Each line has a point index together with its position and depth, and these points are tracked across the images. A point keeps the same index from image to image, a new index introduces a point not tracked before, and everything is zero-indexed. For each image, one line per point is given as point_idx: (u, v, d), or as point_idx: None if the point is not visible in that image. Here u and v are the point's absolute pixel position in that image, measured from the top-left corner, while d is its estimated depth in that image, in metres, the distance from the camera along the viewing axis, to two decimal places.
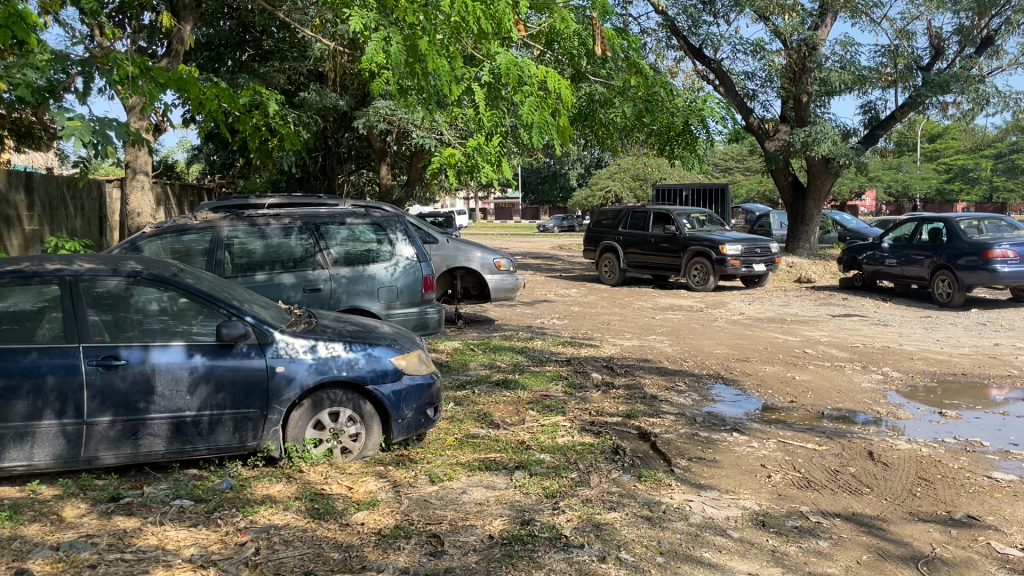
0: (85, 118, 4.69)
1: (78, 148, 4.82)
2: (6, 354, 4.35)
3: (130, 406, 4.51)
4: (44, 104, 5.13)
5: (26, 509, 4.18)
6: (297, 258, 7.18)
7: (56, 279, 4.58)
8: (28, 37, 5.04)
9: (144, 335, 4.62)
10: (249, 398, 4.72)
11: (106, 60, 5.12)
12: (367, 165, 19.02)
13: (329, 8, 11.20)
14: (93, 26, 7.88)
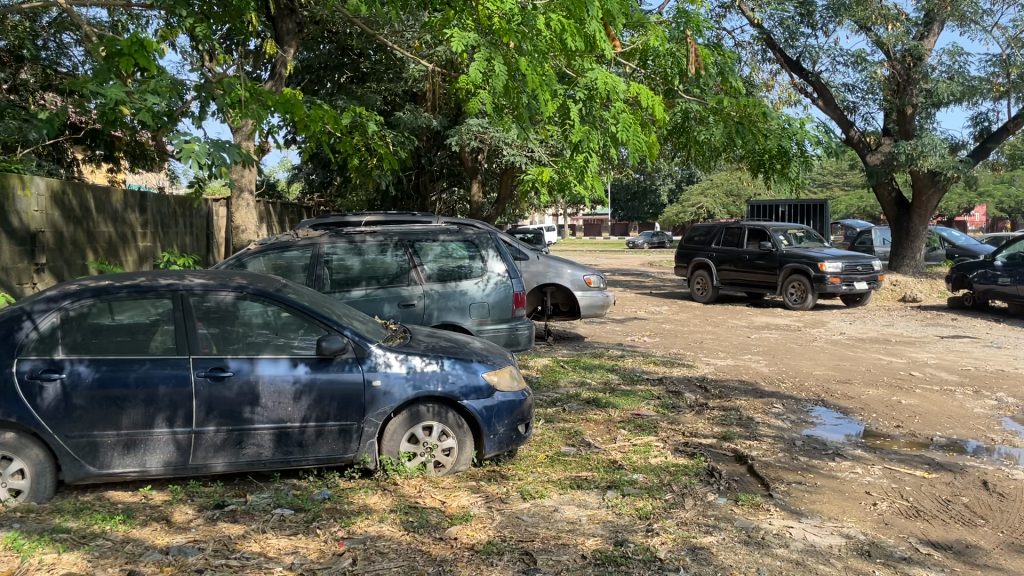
0: (202, 140, 4.93)
1: (194, 170, 5.05)
2: (122, 365, 4.59)
3: (236, 416, 4.68)
4: (163, 128, 5.40)
5: (138, 513, 4.39)
6: (393, 274, 7.33)
7: (169, 293, 4.81)
8: (149, 64, 5.30)
9: (248, 347, 4.81)
10: (347, 410, 4.84)
11: (219, 85, 5.34)
12: (459, 182, 19.32)
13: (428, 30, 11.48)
14: (205, 54, 8.30)
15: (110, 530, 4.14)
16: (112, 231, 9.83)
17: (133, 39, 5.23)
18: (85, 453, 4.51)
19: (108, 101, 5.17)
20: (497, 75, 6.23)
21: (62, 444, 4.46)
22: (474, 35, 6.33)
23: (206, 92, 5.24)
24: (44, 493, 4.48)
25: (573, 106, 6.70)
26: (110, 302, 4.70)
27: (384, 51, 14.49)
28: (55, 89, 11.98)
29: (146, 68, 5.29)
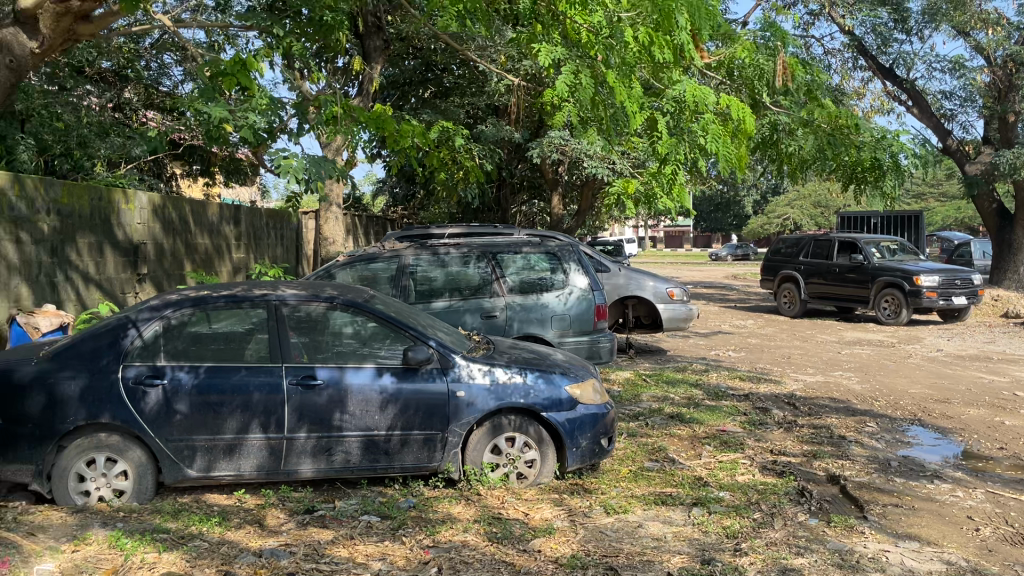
0: (300, 157, 5.10)
1: (292, 185, 5.22)
2: (219, 371, 4.77)
3: (325, 423, 4.80)
4: (264, 144, 5.61)
5: (233, 516, 4.55)
6: (475, 286, 7.40)
7: (263, 303, 4.98)
8: (250, 85, 5.27)
9: (337, 356, 4.93)
10: (432, 420, 4.91)
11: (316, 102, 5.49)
12: (540, 195, 19.39)
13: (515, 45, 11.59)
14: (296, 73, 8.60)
15: (207, 532, 4.29)
16: (208, 243, 10.25)
17: (235, 59, 5.23)
18: (184, 456, 4.70)
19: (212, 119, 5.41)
20: (585, 88, 6.28)
21: (163, 447, 4.66)
22: (562, 50, 6.47)
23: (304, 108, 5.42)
24: (146, 494, 4.67)
25: (659, 118, 6.63)
26: (207, 311, 4.89)
27: (467, 65, 14.68)
28: (157, 107, 12.58)
29: (248, 88, 5.29)
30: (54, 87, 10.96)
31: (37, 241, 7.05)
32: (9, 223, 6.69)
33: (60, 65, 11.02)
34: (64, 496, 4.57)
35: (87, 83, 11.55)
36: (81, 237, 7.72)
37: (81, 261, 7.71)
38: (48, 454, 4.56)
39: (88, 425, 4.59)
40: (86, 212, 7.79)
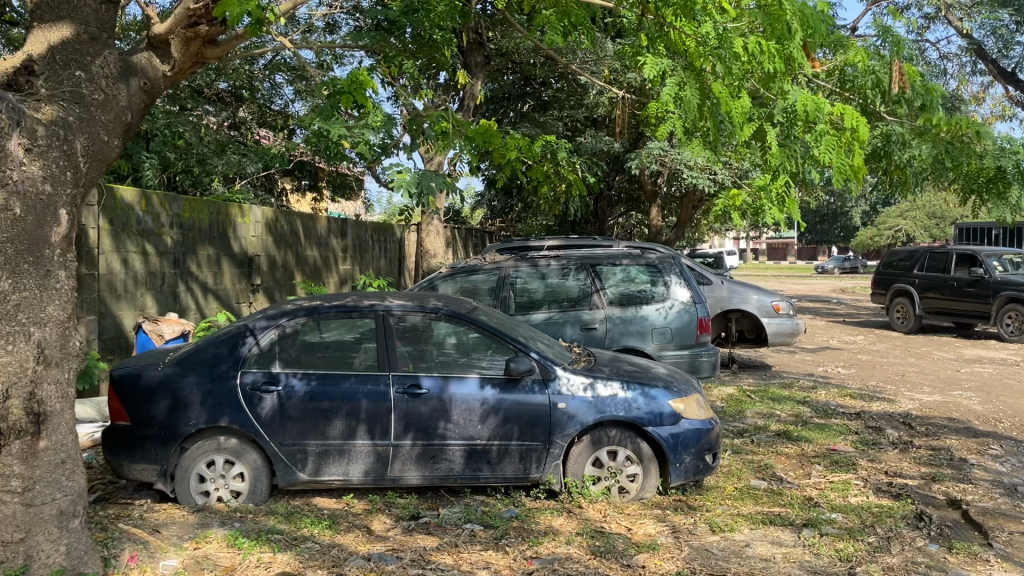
0: (412, 171, 5.23)
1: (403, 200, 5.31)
2: (330, 379, 4.93)
3: (429, 432, 4.89)
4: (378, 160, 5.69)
5: (342, 520, 4.69)
6: (575, 298, 7.40)
7: (371, 313, 5.13)
8: (366, 102, 5.54)
9: (441, 366, 5.03)
10: (534, 430, 4.93)
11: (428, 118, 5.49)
12: (638, 207, 19.25)
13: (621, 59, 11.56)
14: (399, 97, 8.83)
15: (318, 535, 4.44)
16: (317, 255, 10.62)
17: (353, 77, 5.51)
18: (296, 460, 4.87)
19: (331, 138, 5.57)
20: (689, 99, 6.21)
21: (277, 451, 4.84)
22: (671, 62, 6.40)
23: (416, 126, 5.51)
24: (261, 495, 4.86)
25: (770, 128, 6.41)
26: (319, 320, 5.08)
27: (566, 78, 14.74)
28: (269, 125, 13.14)
29: (364, 104, 5.52)
30: (176, 108, 11.60)
31: (162, 252, 7.47)
32: (137, 236, 7.12)
33: (181, 86, 11.66)
34: (185, 496, 4.81)
35: (205, 103, 12.16)
36: (201, 248, 8.13)
37: (201, 272, 8.12)
38: (172, 455, 4.81)
39: (209, 428, 4.82)
40: (206, 225, 8.20)
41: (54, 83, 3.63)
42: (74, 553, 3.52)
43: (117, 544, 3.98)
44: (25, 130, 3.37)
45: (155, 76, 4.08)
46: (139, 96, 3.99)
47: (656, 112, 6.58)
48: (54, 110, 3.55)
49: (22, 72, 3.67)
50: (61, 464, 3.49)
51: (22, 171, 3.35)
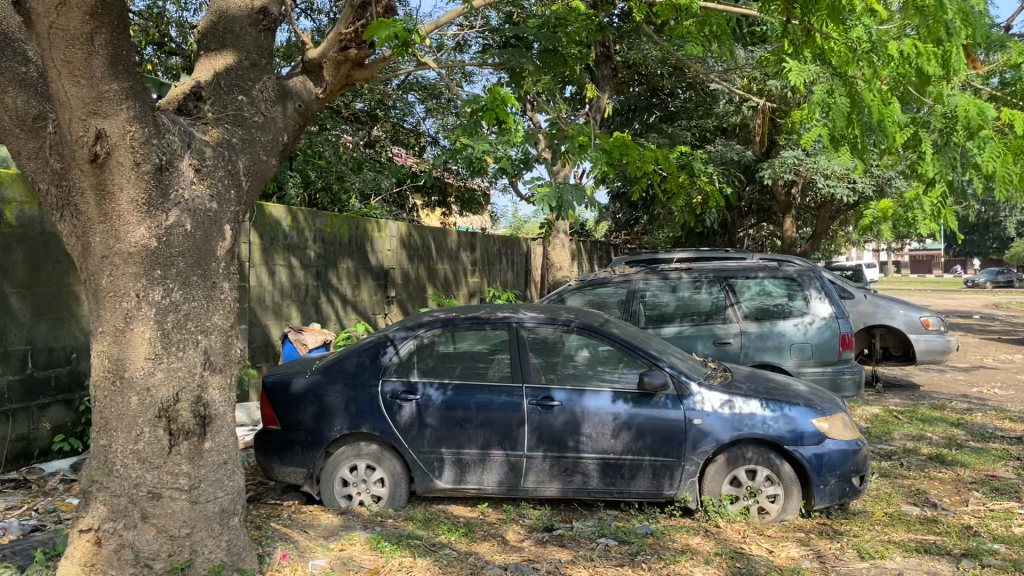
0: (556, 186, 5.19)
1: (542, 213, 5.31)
2: (465, 389, 5.04)
3: (562, 444, 4.91)
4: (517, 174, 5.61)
5: (477, 529, 4.76)
6: (707, 311, 7.26)
7: (504, 325, 5.22)
8: (507, 119, 5.19)
9: (573, 379, 5.04)
10: (668, 446, 4.86)
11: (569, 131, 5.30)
12: (769, 218, 18.72)
13: (760, 67, 11.22)
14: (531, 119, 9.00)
15: (455, 542, 4.53)
16: (448, 268, 10.90)
17: (493, 94, 5.15)
18: (433, 468, 4.98)
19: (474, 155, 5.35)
20: (839, 105, 5.72)
21: (415, 458, 4.97)
22: (817, 69, 6.09)
23: (557, 141, 5.34)
24: (399, 501, 4.99)
25: (925, 137, 5.97)
26: (453, 332, 5.21)
27: (695, 87, 14.55)
28: (402, 142, 13.60)
29: (507, 122, 5.19)
30: (316, 128, 12.19)
31: (305, 265, 7.85)
32: (284, 250, 7.52)
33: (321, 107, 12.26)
34: (329, 499, 5.00)
35: (343, 122, 12.74)
36: (341, 262, 8.50)
37: (341, 285, 8.49)
38: (317, 459, 5.02)
39: (351, 434, 5.01)
40: (346, 240, 8.57)
41: (220, 107, 3.90)
42: (233, 550, 3.74)
43: (270, 543, 4.19)
44: (195, 152, 3.66)
45: (309, 98, 4.30)
46: (294, 119, 4.23)
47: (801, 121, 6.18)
48: (220, 131, 3.83)
49: (191, 99, 3.93)
50: (223, 465, 3.71)
51: (193, 190, 3.61)
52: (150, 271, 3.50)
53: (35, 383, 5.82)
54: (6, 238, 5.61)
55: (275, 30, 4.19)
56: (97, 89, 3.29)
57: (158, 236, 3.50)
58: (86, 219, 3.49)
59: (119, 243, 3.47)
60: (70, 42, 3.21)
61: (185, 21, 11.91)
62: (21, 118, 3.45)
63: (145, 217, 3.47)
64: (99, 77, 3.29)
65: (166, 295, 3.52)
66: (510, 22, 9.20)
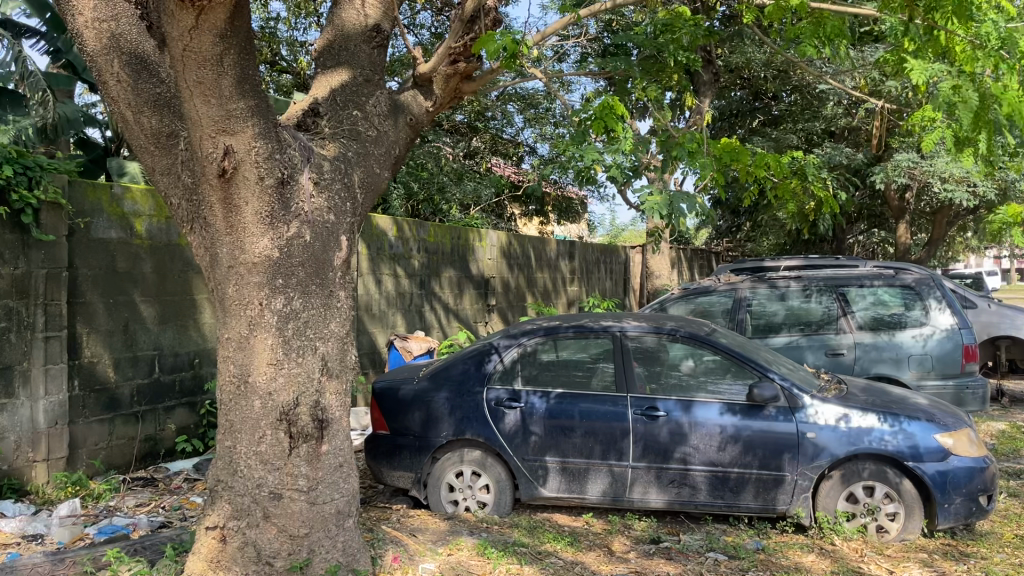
0: (667, 194, 5.12)
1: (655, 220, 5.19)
2: (568, 398, 5.04)
3: (668, 455, 4.84)
4: (627, 182, 5.53)
5: (583, 538, 4.75)
6: (819, 321, 7.04)
7: (608, 333, 5.20)
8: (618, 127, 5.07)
9: (679, 389, 4.97)
10: (779, 459, 4.73)
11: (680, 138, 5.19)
12: (881, 225, 17.99)
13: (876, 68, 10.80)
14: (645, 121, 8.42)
15: (560, 551, 4.53)
16: (547, 277, 10.96)
17: (602, 103, 5.03)
18: (538, 476, 5.00)
19: (584, 164, 5.32)
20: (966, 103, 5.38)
21: (519, 465, 5.00)
22: (942, 66, 5.79)
23: (667, 148, 5.29)
24: (505, 508, 5.03)
25: None
26: (556, 340, 5.23)
27: (801, 90, 14.17)
28: (501, 152, 13.78)
29: (617, 132, 5.09)
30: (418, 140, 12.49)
31: (410, 275, 8.05)
32: (390, 260, 7.73)
33: None
34: (436, 504, 5.08)
35: (445, 135, 13.01)
36: (444, 271, 8.67)
37: (443, 293, 8.66)
38: (425, 464, 5.11)
39: (456, 440, 5.08)
40: (449, 248, 8.73)
41: (336, 122, 4.05)
42: (348, 551, 3.85)
43: (382, 545, 4.30)
44: (314, 166, 3.80)
45: (419, 111, 4.41)
46: (405, 131, 4.34)
47: (923, 120, 5.87)
48: (336, 146, 3.97)
49: (310, 114, 4.09)
50: (339, 468, 3.84)
51: (311, 202, 3.75)
52: (272, 280, 3.65)
53: (161, 386, 6.16)
54: (138, 249, 5.96)
55: (387, 46, 4.34)
56: (225, 107, 3.43)
57: (280, 246, 3.65)
58: (215, 231, 3.68)
59: (245, 253, 3.64)
60: (201, 64, 3.35)
61: (296, 40, 12.45)
62: (156, 137, 3.67)
63: (269, 228, 3.62)
64: (228, 96, 3.43)
65: (287, 303, 3.67)
66: (613, 30, 9.21)
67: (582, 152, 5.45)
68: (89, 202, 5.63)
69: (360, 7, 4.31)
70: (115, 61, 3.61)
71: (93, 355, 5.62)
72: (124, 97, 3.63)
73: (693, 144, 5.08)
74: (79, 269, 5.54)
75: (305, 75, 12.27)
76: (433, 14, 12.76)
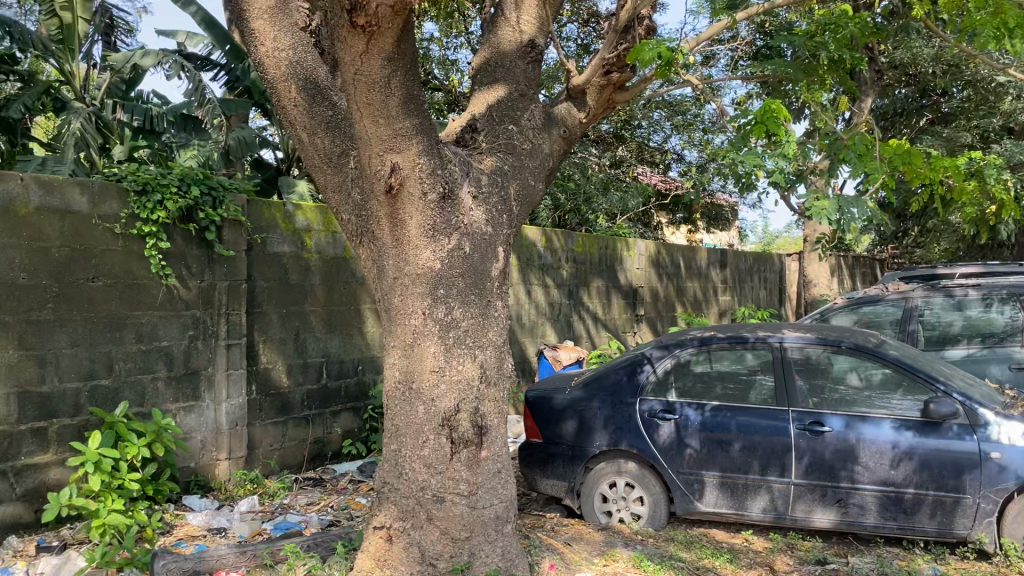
0: (837, 199, 4.81)
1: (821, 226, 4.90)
2: (725, 411, 4.92)
3: (833, 473, 4.63)
4: (791, 189, 5.29)
5: (742, 556, 4.62)
6: (1002, 333, 6.51)
7: (766, 345, 5.04)
8: (781, 132, 4.83)
9: (845, 404, 4.75)
10: (958, 480, 4.41)
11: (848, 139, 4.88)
12: None
13: None
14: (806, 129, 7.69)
15: (719, 567, 4.42)
16: (698, 287, 10.76)
17: (764, 107, 4.80)
18: (694, 489, 4.90)
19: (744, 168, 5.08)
20: None
21: (674, 478, 4.91)
22: None
23: (834, 151, 5.03)
24: (660, 521, 4.95)
25: None
26: (711, 351, 5.12)
27: (975, 84, 13.22)
28: (647, 161, 13.66)
29: (779, 136, 4.87)
30: None
31: (560, 285, 8.13)
32: (540, 271, 7.84)
33: None
34: (590, 514, 5.08)
35: (591, 145, 13.05)
36: (592, 281, 8.69)
37: (592, 303, 8.68)
38: (578, 474, 5.13)
39: (610, 451, 5.06)
40: (597, 258, 8.73)
41: (492, 137, 4.15)
42: (507, 556, 3.93)
43: (538, 552, 4.35)
44: (473, 180, 3.92)
45: (572, 123, 4.49)
46: (559, 143, 4.42)
47: None
48: (493, 160, 4.07)
49: (468, 130, 4.22)
50: (497, 474, 3.93)
51: (471, 215, 3.88)
52: (434, 290, 3.79)
53: (328, 391, 6.52)
54: (307, 262, 6.34)
55: (541, 60, 4.45)
56: (393, 127, 3.59)
57: (441, 258, 3.78)
58: (382, 244, 3.88)
59: (409, 264, 3.80)
60: (370, 86, 3.52)
61: (447, 58, 12.89)
62: (328, 156, 3.90)
63: (431, 241, 3.77)
64: (395, 116, 3.57)
65: (448, 312, 3.80)
66: (765, 30, 8.96)
67: (742, 157, 5.24)
68: (266, 218, 6.04)
69: (516, 24, 4.41)
70: (293, 87, 3.87)
71: (269, 361, 6.03)
72: (300, 121, 3.89)
73: (864, 146, 4.78)
74: (256, 282, 5.96)
75: (457, 92, 12.67)
76: (579, 26, 12.85)
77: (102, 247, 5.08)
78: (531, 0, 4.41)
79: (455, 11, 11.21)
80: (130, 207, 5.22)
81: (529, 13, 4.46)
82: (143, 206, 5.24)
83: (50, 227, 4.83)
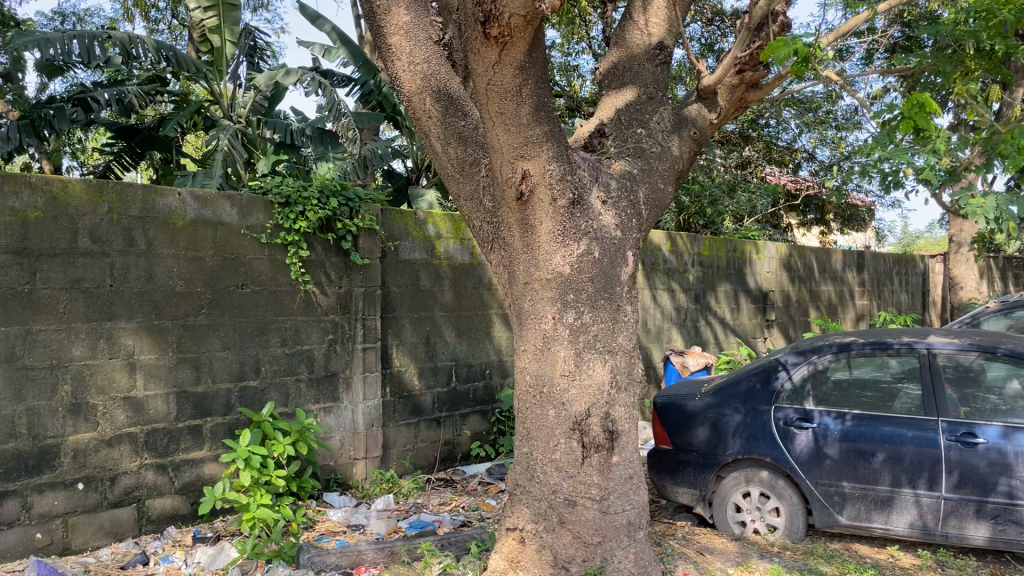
0: (995, 197, 4.56)
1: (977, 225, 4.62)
2: (868, 420, 4.70)
3: (989, 487, 4.34)
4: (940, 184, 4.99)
5: (888, 572, 4.40)
6: None
7: (912, 351, 4.79)
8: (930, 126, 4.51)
9: (1001, 413, 4.44)
10: None
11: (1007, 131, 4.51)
12: None
13: None
14: (952, 122, 7.28)
15: None
16: (833, 291, 10.34)
17: (911, 101, 4.49)
18: (834, 501, 4.70)
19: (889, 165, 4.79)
20: None
21: (812, 489, 4.73)
22: None
23: (989, 145, 4.73)
24: (797, 533, 4.78)
25: None
26: (851, 357, 4.92)
27: None
28: (776, 161, 13.26)
29: (928, 130, 4.54)
30: None
31: (686, 289, 8.01)
32: (666, 275, 7.74)
33: None
34: (724, 524, 4.96)
35: (716, 146, 12.79)
36: (720, 286, 8.51)
37: (719, 307, 8.50)
38: (710, 482, 5.03)
39: (743, 459, 4.94)
40: (725, 262, 8.55)
41: (621, 141, 4.17)
42: (641, 562, 3.90)
43: (671, 560, 4.30)
44: (602, 184, 3.94)
45: (703, 124, 4.40)
46: (690, 144, 4.35)
47: None
48: (623, 164, 4.07)
49: (596, 135, 4.25)
50: (629, 480, 3.91)
51: (601, 220, 3.89)
52: (564, 295, 3.81)
53: (457, 394, 6.67)
54: (438, 267, 6.52)
55: (671, 62, 4.42)
56: (524, 134, 3.64)
57: (571, 263, 3.80)
58: (513, 248, 3.95)
59: (540, 269, 3.84)
60: (502, 95, 3.57)
61: (569, 65, 12.96)
62: (462, 165, 4.01)
63: (561, 246, 3.79)
64: (526, 124, 3.62)
65: (578, 317, 3.81)
66: (903, 20, 8.54)
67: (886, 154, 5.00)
68: (398, 227, 6.24)
69: (644, 27, 4.44)
70: (428, 99, 3.95)
71: (402, 365, 6.24)
72: (434, 131, 4.00)
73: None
74: (390, 288, 6.18)
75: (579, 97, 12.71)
76: (703, 25, 12.64)
77: (250, 256, 5.39)
78: (658, 3, 4.44)
79: (577, 16, 11.26)
80: (275, 218, 5.53)
81: (658, 16, 4.47)
82: (287, 217, 5.54)
83: (204, 238, 5.17)
